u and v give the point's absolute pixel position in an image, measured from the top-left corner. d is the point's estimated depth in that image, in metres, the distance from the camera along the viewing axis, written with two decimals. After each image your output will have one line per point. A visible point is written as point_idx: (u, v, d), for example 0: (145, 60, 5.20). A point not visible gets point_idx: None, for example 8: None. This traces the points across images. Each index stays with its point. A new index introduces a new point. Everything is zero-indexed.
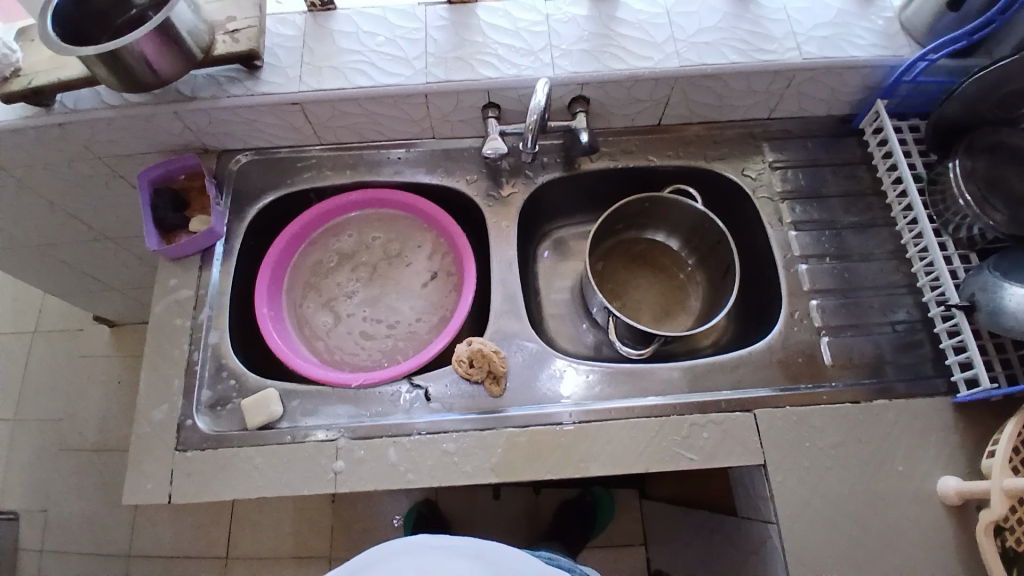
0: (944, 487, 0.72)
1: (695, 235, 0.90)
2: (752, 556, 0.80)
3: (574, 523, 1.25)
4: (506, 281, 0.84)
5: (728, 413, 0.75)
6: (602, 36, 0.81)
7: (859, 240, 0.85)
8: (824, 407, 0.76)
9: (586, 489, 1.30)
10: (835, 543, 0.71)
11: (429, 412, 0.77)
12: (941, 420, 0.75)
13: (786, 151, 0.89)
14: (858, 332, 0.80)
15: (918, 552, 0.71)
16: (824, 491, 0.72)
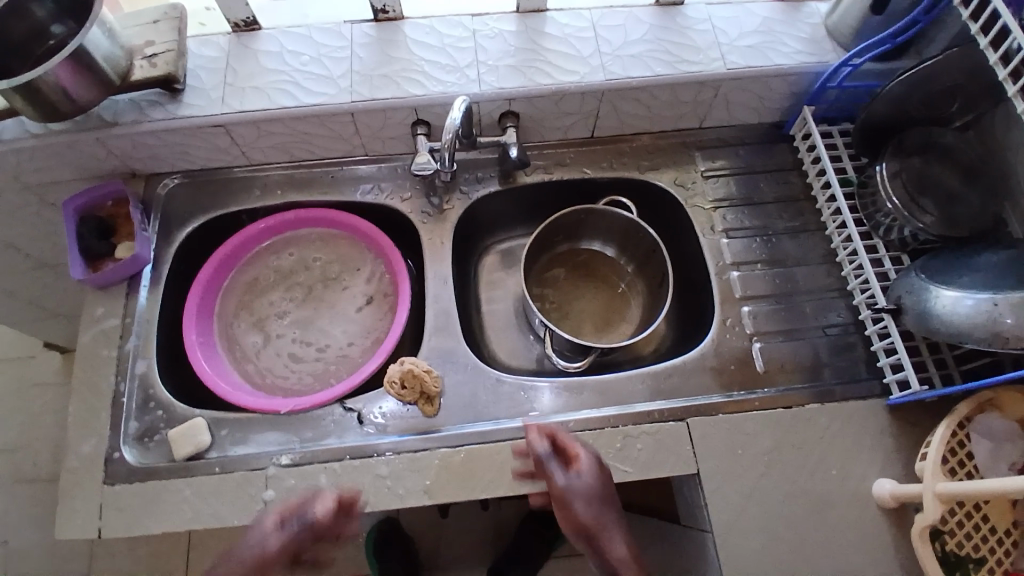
0: (880, 490, 0.72)
1: (631, 244, 0.90)
2: (696, 566, 0.80)
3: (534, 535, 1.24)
4: (441, 298, 0.83)
5: (662, 423, 0.75)
6: (529, 51, 0.81)
7: (792, 245, 0.85)
8: (756, 414, 0.76)
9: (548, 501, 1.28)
10: (774, 551, 0.71)
11: (361, 436, 0.75)
12: (874, 424, 0.76)
13: (720, 159, 0.89)
14: (792, 337, 0.81)
15: (855, 556, 0.71)
16: (761, 499, 0.72)
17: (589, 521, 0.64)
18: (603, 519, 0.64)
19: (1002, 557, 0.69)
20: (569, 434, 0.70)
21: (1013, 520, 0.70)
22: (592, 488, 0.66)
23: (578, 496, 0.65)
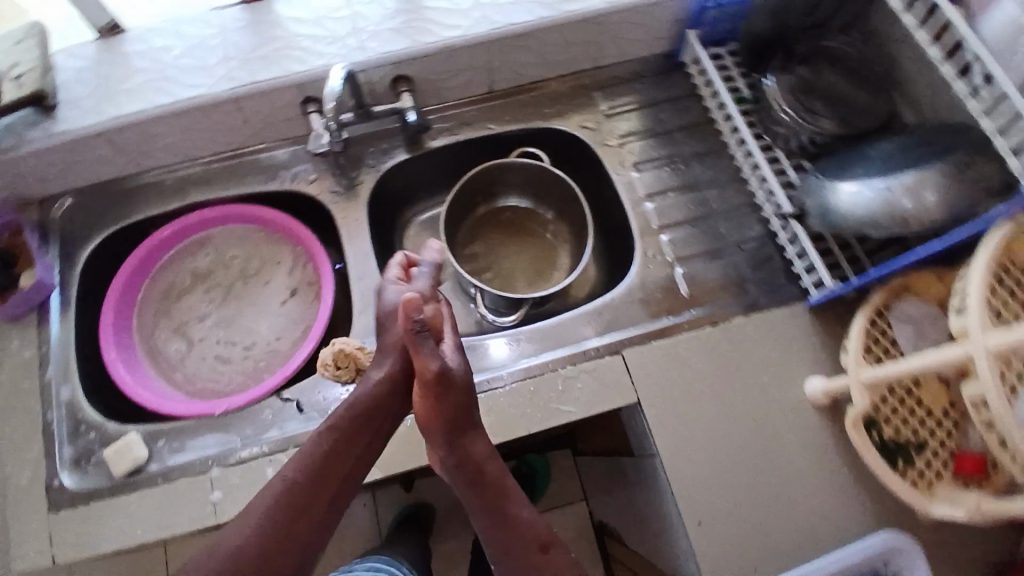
0: (812, 389, 0.74)
1: (547, 193, 0.91)
2: (653, 493, 0.81)
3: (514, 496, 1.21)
4: (365, 275, 0.82)
5: (598, 359, 0.77)
6: (408, 12, 0.79)
7: (700, 169, 0.87)
8: (686, 335, 0.78)
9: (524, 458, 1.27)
10: (720, 461, 0.72)
11: (304, 421, 0.75)
12: (799, 326, 0.78)
13: (621, 97, 0.90)
14: (711, 258, 0.83)
15: (800, 453, 0.73)
16: (701, 414, 0.74)
17: (454, 414, 0.62)
18: (468, 415, 0.64)
19: (942, 439, 0.69)
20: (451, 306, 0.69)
21: (950, 401, 0.70)
22: (462, 378, 0.63)
23: (449, 374, 0.62)
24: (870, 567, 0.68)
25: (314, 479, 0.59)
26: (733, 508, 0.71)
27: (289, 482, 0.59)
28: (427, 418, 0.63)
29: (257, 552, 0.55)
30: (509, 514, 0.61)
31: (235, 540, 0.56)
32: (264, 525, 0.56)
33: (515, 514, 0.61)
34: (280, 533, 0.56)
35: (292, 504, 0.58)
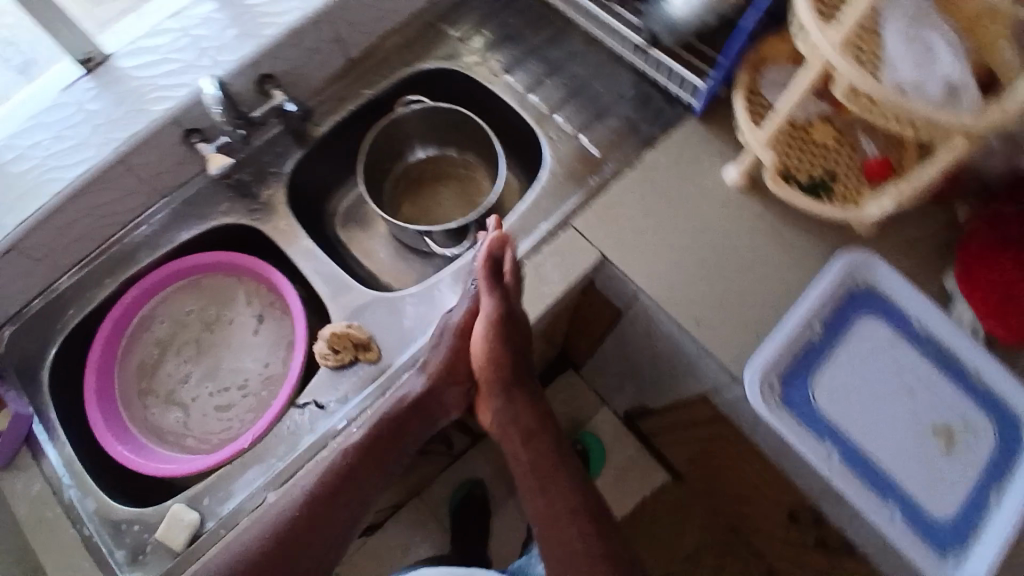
0: (731, 177, 0.84)
1: (444, 131, 0.95)
2: (650, 332, 0.89)
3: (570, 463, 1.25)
4: (319, 267, 0.84)
5: (555, 238, 0.84)
6: (242, 17, 0.81)
7: (560, 50, 0.94)
8: (614, 185, 0.85)
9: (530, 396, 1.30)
10: (687, 268, 0.81)
11: (330, 416, 0.77)
12: (697, 135, 0.88)
13: (463, 20, 0.95)
14: (604, 117, 0.91)
15: (742, 232, 0.83)
16: (654, 240, 0.83)
17: (508, 374, 0.80)
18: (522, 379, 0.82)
19: (848, 162, 0.82)
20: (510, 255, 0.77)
21: (837, 131, 0.83)
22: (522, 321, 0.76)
23: (508, 326, 0.75)
24: (846, 286, 0.81)
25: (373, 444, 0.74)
26: (713, 297, 0.80)
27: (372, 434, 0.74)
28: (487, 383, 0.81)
29: (317, 504, 0.72)
30: (549, 481, 0.79)
31: (291, 509, 0.71)
32: (326, 483, 0.72)
33: (557, 483, 0.79)
34: (351, 476, 0.73)
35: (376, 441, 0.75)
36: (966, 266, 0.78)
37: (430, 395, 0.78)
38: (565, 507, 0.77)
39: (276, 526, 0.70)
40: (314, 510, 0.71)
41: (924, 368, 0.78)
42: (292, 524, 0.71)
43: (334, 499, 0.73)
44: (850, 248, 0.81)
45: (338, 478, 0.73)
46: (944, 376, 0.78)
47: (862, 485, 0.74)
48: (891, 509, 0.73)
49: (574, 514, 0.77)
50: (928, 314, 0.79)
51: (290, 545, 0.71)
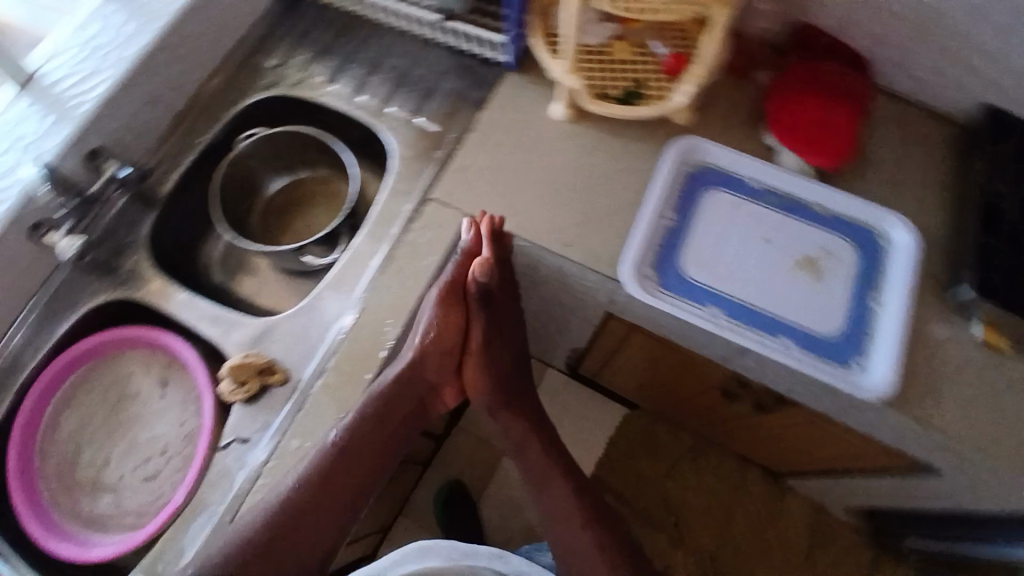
0: (557, 113, 0.90)
1: (287, 156, 0.99)
2: (544, 274, 0.92)
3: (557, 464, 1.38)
4: (203, 313, 0.86)
5: (422, 214, 0.85)
6: (53, 104, 0.84)
7: (374, 47, 0.99)
8: (460, 149, 0.89)
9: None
10: (545, 201, 0.86)
11: (256, 445, 0.79)
12: (521, 85, 0.93)
13: (276, 48, 0.99)
14: (433, 94, 0.95)
15: (585, 153, 0.88)
16: (511, 186, 0.86)
17: (504, 369, 0.85)
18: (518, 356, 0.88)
19: (650, 65, 0.89)
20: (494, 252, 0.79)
21: (632, 43, 0.90)
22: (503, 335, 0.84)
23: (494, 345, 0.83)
24: (683, 171, 0.88)
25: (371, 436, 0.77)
26: (576, 218, 0.85)
27: (378, 411, 0.76)
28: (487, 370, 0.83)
29: (309, 490, 0.73)
30: (550, 484, 0.88)
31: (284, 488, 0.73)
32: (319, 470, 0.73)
33: (556, 487, 0.87)
34: (341, 468, 0.74)
35: (381, 416, 0.77)
36: (775, 106, 0.86)
37: (426, 361, 0.78)
38: (568, 507, 0.86)
39: (287, 504, 0.72)
40: (323, 485, 0.73)
41: (776, 217, 0.85)
42: (301, 501, 0.72)
43: (327, 488, 0.74)
44: (675, 138, 0.88)
45: (337, 463, 0.74)
46: (794, 218, 0.85)
47: (750, 330, 0.79)
48: (786, 341, 0.79)
49: (569, 513, 0.86)
50: (760, 172, 0.87)
51: (301, 522, 0.73)
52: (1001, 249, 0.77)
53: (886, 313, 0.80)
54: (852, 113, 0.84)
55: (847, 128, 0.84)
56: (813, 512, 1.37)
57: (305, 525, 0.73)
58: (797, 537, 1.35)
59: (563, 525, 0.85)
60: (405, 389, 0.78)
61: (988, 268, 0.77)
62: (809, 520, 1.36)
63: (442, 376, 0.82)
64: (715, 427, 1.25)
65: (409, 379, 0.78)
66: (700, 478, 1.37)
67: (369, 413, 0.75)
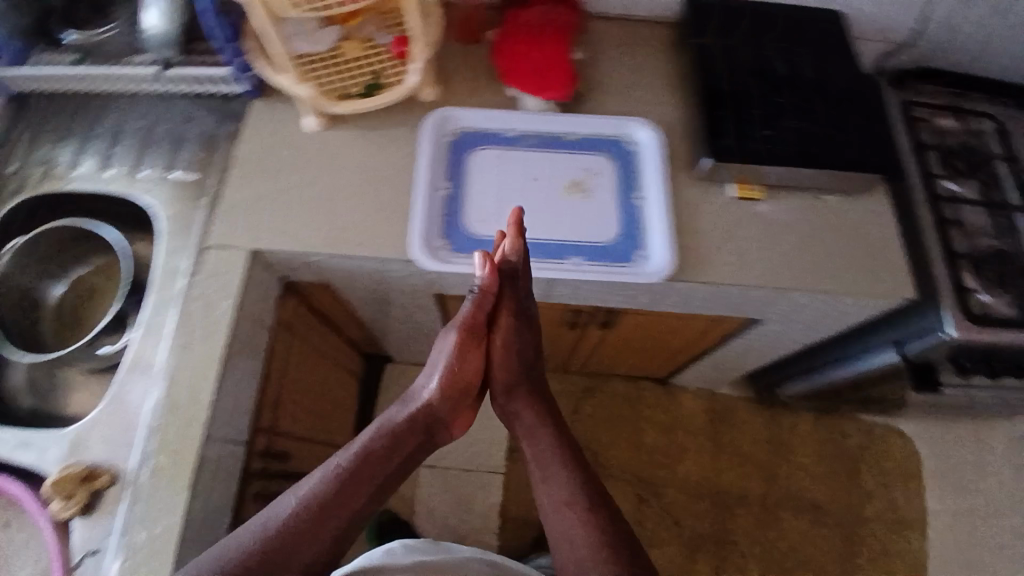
0: (312, 125, 0.92)
1: (53, 258, 0.99)
2: (357, 280, 0.94)
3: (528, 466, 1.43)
4: (20, 444, 0.84)
5: (203, 266, 0.86)
6: None
7: (113, 118, 0.97)
8: (227, 189, 0.89)
9: (359, 401, 1.42)
10: (322, 210, 0.88)
11: (108, 551, 0.76)
12: (267, 109, 0.94)
13: (9, 151, 0.96)
14: (185, 144, 0.95)
15: (348, 154, 0.91)
16: (285, 207, 0.88)
17: (514, 372, 0.87)
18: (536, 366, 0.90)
19: (375, 53, 0.93)
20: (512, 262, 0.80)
21: (360, 41, 0.93)
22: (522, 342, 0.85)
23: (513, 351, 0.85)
24: (444, 141, 0.93)
25: (380, 453, 0.81)
26: (357, 215, 0.87)
27: (385, 439, 0.82)
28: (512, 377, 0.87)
29: (307, 509, 0.75)
30: (552, 477, 0.84)
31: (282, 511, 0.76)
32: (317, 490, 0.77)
33: (561, 476, 0.83)
34: (339, 488, 0.77)
35: (395, 446, 0.82)
36: (497, 54, 0.95)
37: (439, 402, 0.83)
38: (573, 498, 0.81)
39: (277, 529, 0.74)
40: (327, 495, 0.77)
41: (534, 155, 0.93)
42: (293, 525, 0.74)
43: (322, 510, 0.76)
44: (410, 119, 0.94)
45: (335, 485, 0.77)
46: (549, 151, 0.94)
47: (542, 262, 0.86)
48: (575, 260, 0.87)
49: (570, 502, 0.81)
50: (507, 121, 0.94)
51: (288, 547, 0.73)
52: (714, 111, 0.90)
53: (650, 204, 0.90)
54: (560, 46, 0.93)
55: (558, 61, 0.92)
56: (704, 403, 1.49)
57: (295, 551, 0.73)
58: (700, 428, 1.47)
59: (576, 522, 0.80)
60: (416, 421, 0.83)
61: (713, 130, 0.88)
62: (704, 404, 1.49)
63: (453, 410, 0.84)
64: (588, 358, 1.34)
65: (422, 415, 0.83)
66: (599, 409, 1.47)
67: (378, 446, 0.81)
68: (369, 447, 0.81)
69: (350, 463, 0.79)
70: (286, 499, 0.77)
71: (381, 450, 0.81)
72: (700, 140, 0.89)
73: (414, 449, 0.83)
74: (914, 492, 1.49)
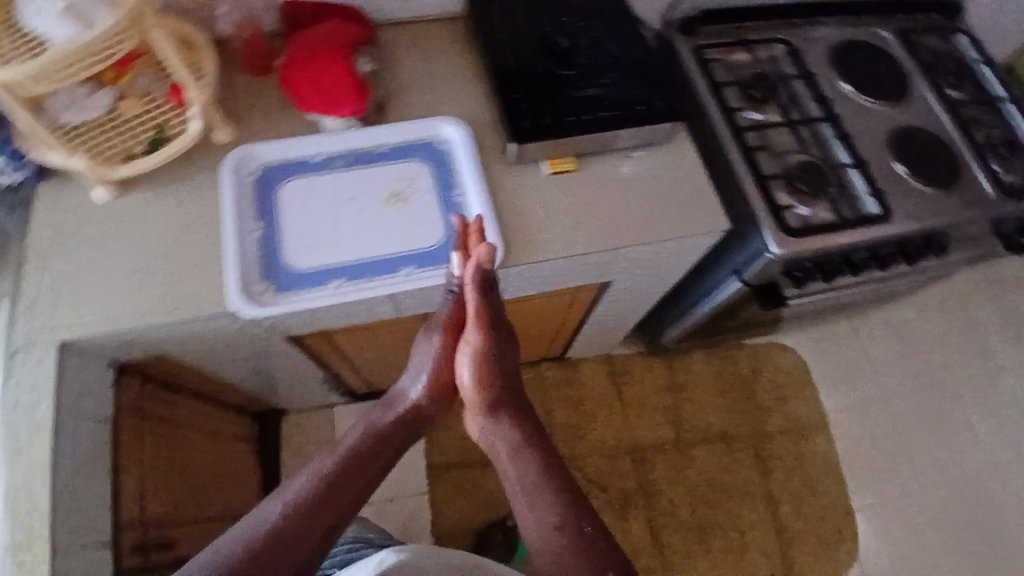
0: (104, 195, 0.87)
1: None
2: (196, 345, 0.90)
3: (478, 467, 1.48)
4: None
5: (9, 371, 0.80)
6: None
7: None
8: (25, 286, 0.83)
9: (260, 461, 1.37)
10: (134, 282, 0.83)
11: None
12: (53, 190, 0.88)
13: None
14: None
15: (152, 218, 0.86)
16: (93, 289, 0.83)
17: (507, 380, 0.84)
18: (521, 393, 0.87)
19: (149, 105, 0.87)
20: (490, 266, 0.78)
21: (130, 96, 0.86)
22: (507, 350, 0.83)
23: (496, 358, 0.82)
24: (247, 180, 0.90)
25: (366, 466, 0.78)
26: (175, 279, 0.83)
27: (371, 437, 0.81)
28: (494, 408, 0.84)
29: (294, 518, 0.70)
30: (543, 504, 0.76)
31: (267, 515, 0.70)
32: (303, 501, 0.72)
33: (544, 502, 0.76)
34: (324, 498, 0.73)
35: (382, 442, 0.81)
36: (286, 80, 0.92)
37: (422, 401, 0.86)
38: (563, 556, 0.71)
39: (267, 532, 0.68)
40: (312, 505, 0.71)
41: (345, 172, 0.92)
42: (281, 528, 0.68)
43: (312, 519, 0.71)
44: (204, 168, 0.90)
45: (322, 492, 0.73)
46: (359, 165, 0.92)
47: (372, 280, 0.85)
48: (405, 270, 0.86)
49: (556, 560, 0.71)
50: (309, 145, 0.92)
51: (286, 544, 0.68)
52: (508, 95, 0.93)
53: (471, 198, 0.91)
54: (343, 62, 0.92)
55: (345, 78, 0.91)
56: (603, 366, 1.58)
57: (284, 554, 0.67)
58: (606, 390, 1.56)
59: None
60: (405, 418, 0.85)
61: (510, 114, 0.92)
62: (605, 373, 1.57)
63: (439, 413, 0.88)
64: None
65: (406, 411, 0.85)
66: None
67: (363, 442, 0.80)
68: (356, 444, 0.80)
69: (336, 465, 0.76)
70: (272, 503, 0.72)
71: (366, 457, 0.79)
72: (503, 127, 0.93)
73: (401, 444, 0.84)
74: (806, 398, 1.63)
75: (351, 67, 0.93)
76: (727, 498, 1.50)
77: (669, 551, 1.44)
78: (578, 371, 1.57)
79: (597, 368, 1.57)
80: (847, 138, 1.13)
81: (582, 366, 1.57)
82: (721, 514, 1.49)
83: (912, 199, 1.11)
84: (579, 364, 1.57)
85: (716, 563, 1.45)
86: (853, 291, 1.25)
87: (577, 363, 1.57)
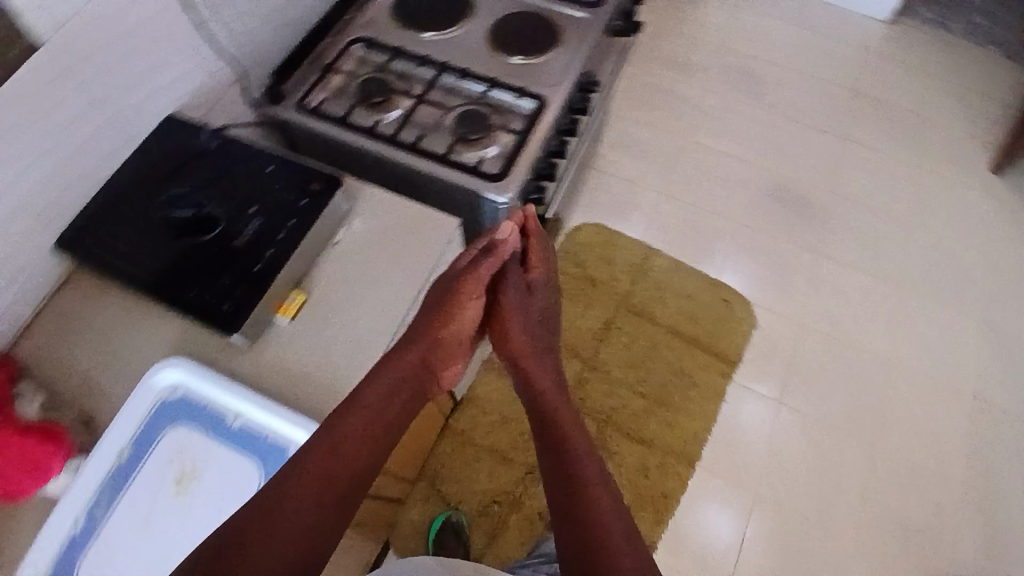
0: None
1: None
2: None
3: (488, 464, 1.56)
4: None
5: None
6: None
7: None
8: None
9: None
10: None
11: None
12: None
13: None
14: None
15: None
16: None
17: (544, 330, 0.94)
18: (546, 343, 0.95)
19: None
20: (537, 231, 0.95)
21: None
22: (548, 292, 0.96)
23: (538, 295, 0.94)
24: None
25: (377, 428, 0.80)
26: None
27: (385, 397, 0.82)
28: (523, 343, 0.90)
29: (296, 503, 0.72)
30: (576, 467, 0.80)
31: (276, 493, 0.72)
32: (302, 491, 0.72)
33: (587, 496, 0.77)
34: (319, 482, 0.74)
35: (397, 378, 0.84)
36: None
37: (442, 343, 0.87)
38: (573, 467, 0.80)
39: (268, 512, 0.70)
40: (308, 484, 0.73)
41: (121, 507, 0.81)
42: (281, 509, 0.71)
43: (296, 510, 0.71)
44: None
45: (317, 475, 0.74)
46: (126, 488, 0.82)
47: None
48: None
49: (567, 481, 0.79)
50: (62, 521, 0.79)
51: (278, 528, 0.69)
52: (188, 299, 0.87)
53: (248, 412, 0.84)
54: (7, 426, 0.78)
55: (24, 442, 0.78)
56: (493, 375, 1.67)
57: (272, 545, 0.68)
58: (507, 390, 1.64)
59: (579, 505, 0.77)
60: (406, 369, 0.84)
61: (205, 314, 0.85)
62: (493, 383, 1.65)
63: (440, 364, 0.88)
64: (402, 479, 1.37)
65: (414, 364, 0.85)
66: (451, 469, 1.56)
67: (372, 409, 0.80)
68: (365, 402, 0.80)
69: (343, 432, 0.77)
70: (282, 479, 0.73)
71: (377, 422, 0.80)
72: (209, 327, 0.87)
73: (403, 402, 0.84)
74: (621, 248, 1.85)
75: (24, 424, 0.80)
76: (651, 362, 1.71)
77: (658, 436, 1.63)
78: (473, 399, 1.64)
79: (480, 385, 1.65)
80: (468, 74, 1.20)
81: (470, 394, 1.64)
82: (659, 375, 1.70)
83: (546, 72, 1.22)
84: (470, 397, 1.64)
85: (688, 408, 1.66)
86: (579, 146, 1.38)
87: (465, 398, 1.64)
